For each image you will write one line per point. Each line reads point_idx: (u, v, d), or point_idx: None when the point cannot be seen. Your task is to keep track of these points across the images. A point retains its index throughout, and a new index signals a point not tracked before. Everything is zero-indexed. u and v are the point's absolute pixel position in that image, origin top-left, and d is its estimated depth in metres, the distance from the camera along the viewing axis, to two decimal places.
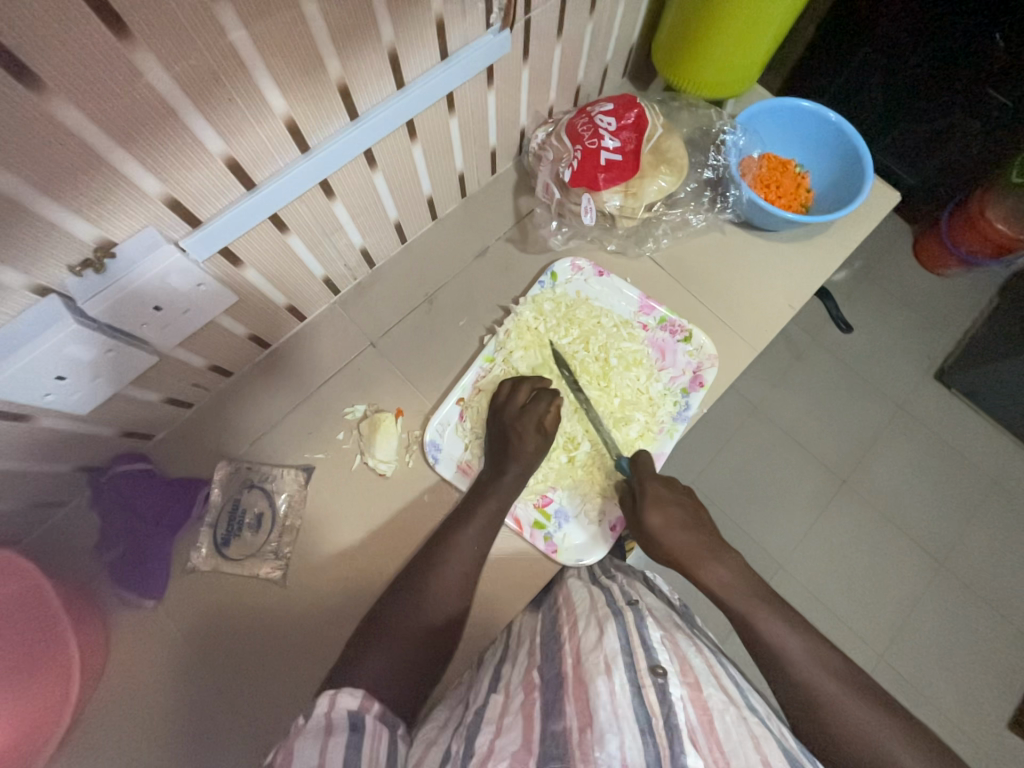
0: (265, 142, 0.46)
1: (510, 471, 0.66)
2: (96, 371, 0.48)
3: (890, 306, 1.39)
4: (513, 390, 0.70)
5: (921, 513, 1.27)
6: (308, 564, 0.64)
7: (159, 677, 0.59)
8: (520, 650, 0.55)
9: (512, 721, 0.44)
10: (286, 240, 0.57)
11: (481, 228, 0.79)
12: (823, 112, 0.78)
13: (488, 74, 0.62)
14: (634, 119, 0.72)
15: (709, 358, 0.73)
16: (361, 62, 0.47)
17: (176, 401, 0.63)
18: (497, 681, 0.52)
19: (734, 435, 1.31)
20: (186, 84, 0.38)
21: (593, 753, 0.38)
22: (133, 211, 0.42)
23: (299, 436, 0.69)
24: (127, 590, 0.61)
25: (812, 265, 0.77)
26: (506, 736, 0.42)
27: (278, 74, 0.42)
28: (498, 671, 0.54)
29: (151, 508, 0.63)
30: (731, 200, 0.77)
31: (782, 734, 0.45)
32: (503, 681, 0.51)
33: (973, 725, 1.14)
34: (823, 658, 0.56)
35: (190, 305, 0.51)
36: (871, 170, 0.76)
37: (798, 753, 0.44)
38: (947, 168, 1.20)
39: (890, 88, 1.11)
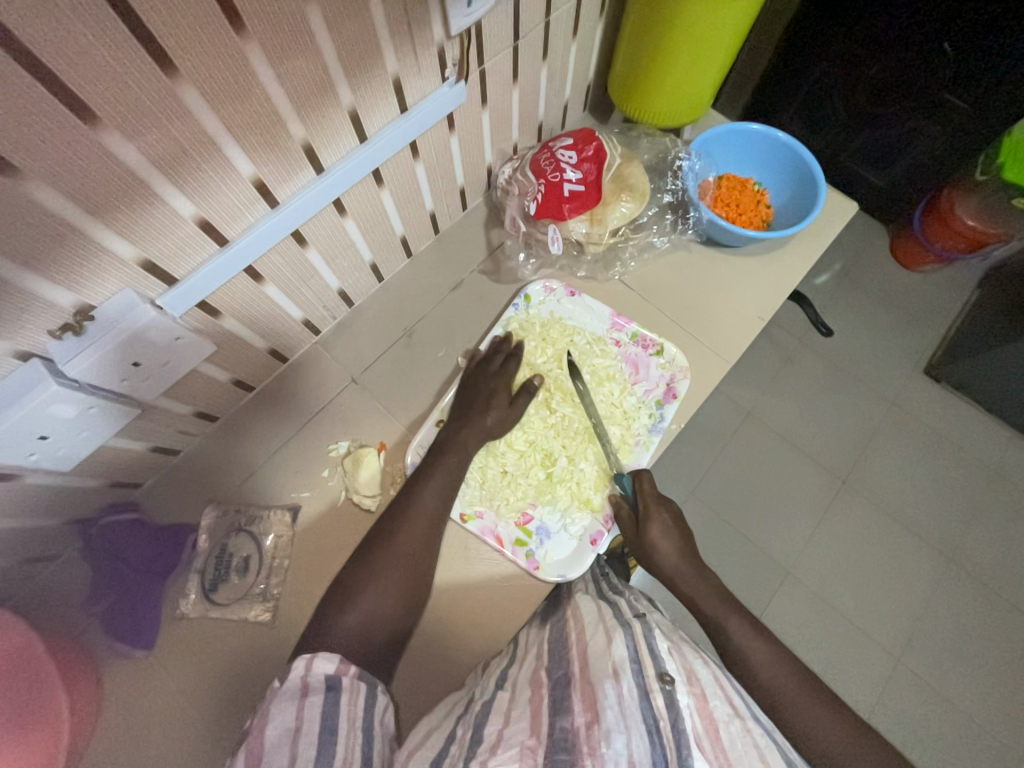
0: (235, 202, 0.49)
1: None
2: (81, 428, 0.50)
3: (871, 306, 1.41)
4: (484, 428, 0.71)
5: (922, 510, 1.26)
6: (298, 603, 0.65)
7: (149, 730, 0.59)
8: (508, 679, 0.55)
9: (520, 714, 0.44)
10: (262, 290, 0.59)
11: (455, 262, 0.82)
12: (773, 133, 0.82)
13: (449, 121, 0.65)
14: (593, 151, 0.75)
15: (682, 370, 0.75)
16: (323, 122, 0.51)
17: (162, 450, 0.65)
18: (505, 677, 0.52)
19: (728, 444, 1.31)
20: (154, 157, 0.41)
21: (600, 748, 0.39)
22: (110, 275, 0.44)
23: (285, 475, 0.70)
24: (118, 641, 0.61)
25: (776, 276, 0.79)
26: (513, 727, 0.43)
27: (242, 141, 0.45)
28: (507, 669, 0.54)
29: (143, 557, 0.64)
30: (692, 221, 0.80)
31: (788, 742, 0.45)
32: (511, 678, 0.51)
33: (997, 727, 1.11)
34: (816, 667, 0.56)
35: (170, 357, 0.53)
36: (824, 184, 0.79)
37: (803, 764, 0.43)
38: (913, 168, 1.24)
39: (848, 99, 1.16)
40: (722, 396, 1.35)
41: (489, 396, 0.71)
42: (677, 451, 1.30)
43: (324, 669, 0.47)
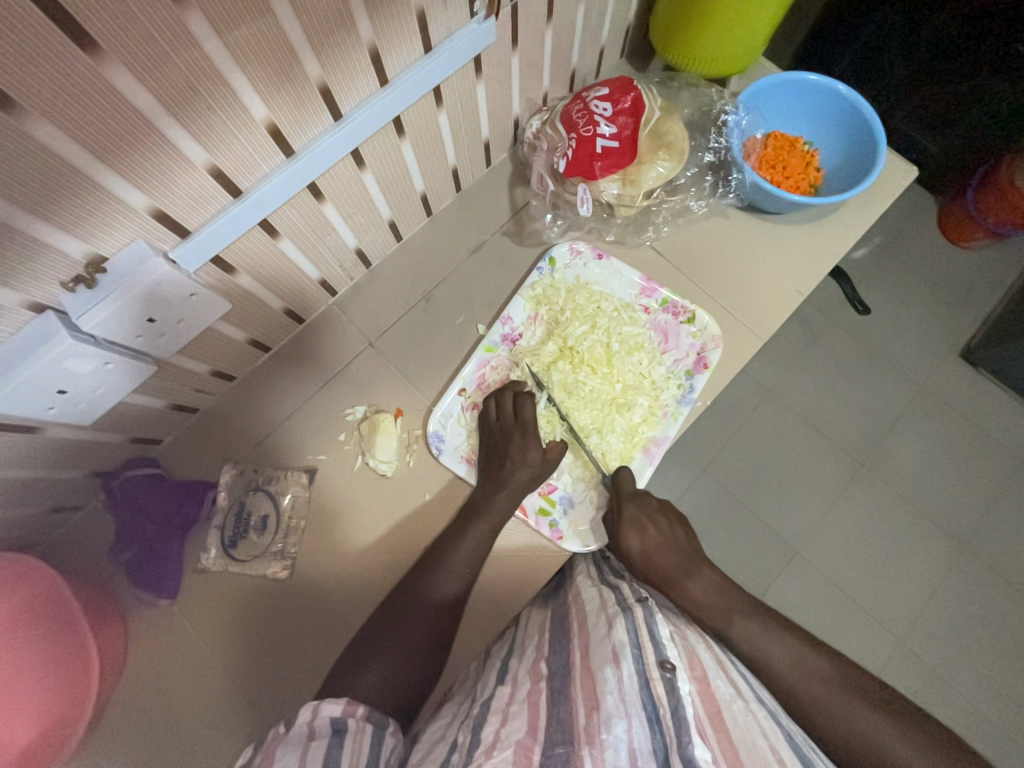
0: (248, 149, 0.46)
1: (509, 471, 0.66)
2: (99, 383, 0.50)
3: (911, 284, 1.33)
4: (503, 408, 0.70)
5: (943, 498, 1.23)
6: (314, 562, 0.66)
7: (176, 671, 0.62)
8: (514, 656, 0.55)
9: (518, 710, 0.43)
10: (277, 246, 0.57)
11: (477, 222, 0.78)
12: (832, 85, 0.74)
13: (476, 65, 0.60)
14: (630, 104, 0.70)
15: (714, 339, 0.72)
16: (340, 62, 0.46)
17: (180, 407, 0.64)
18: (505, 673, 0.52)
19: (747, 422, 1.28)
20: (162, 95, 0.38)
21: (599, 736, 0.39)
22: (120, 226, 0.42)
23: (301, 437, 0.70)
24: (144, 590, 0.63)
25: (820, 247, 0.74)
26: (511, 725, 0.41)
27: (255, 80, 0.42)
28: (507, 664, 0.54)
29: (162, 510, 0.65)
30: (734, 184, 0.74)
31: (792, 729, 0.45)
32: (512, 674, 0.51)
33: (996, 709, 1.12)
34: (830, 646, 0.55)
35: (185, 314, 0.52)
36: (885, 144, 0.72)
37: (807, 745, 0.44)
38: (976, 132, 1.13)
39: (910, 50, 1.05)
40: (746, 373, 1.31)
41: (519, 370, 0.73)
42: (695, 427, 1.27)
43: (331, 712, 0.46)
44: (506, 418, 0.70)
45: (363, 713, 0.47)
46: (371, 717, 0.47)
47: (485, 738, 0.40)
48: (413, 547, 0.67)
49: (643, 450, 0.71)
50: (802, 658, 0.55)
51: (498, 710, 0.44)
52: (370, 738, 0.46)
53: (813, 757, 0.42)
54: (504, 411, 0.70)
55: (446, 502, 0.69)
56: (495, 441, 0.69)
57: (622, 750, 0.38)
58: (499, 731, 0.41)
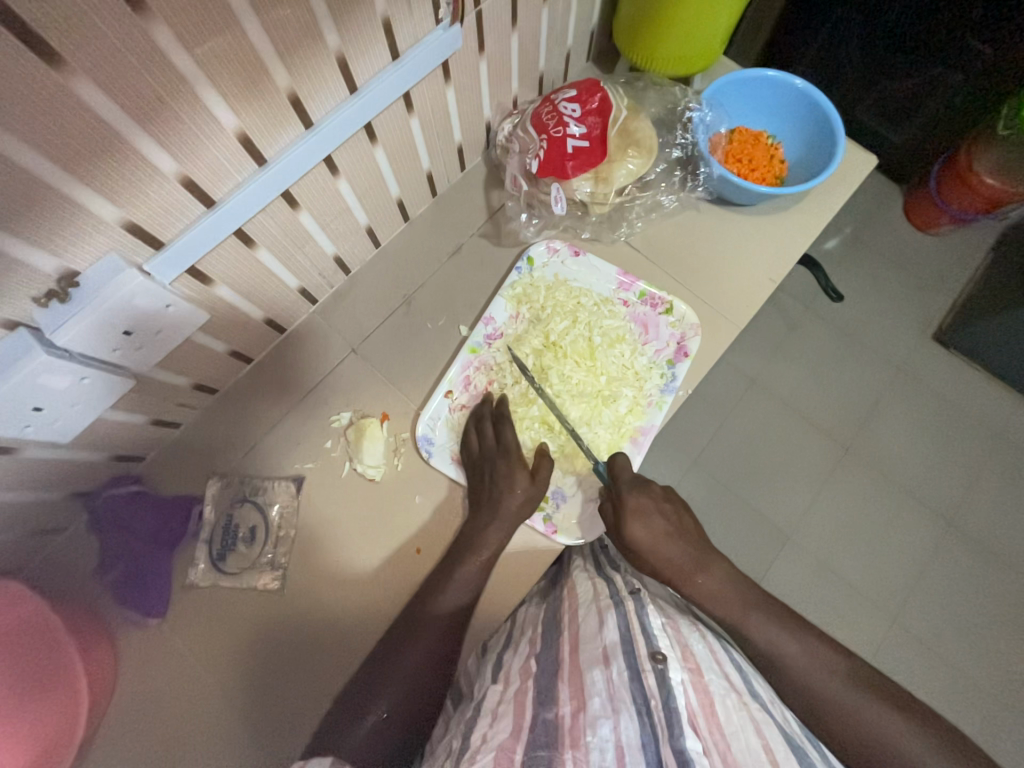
0: (220, 159, 0.46)
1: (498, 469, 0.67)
2: (76, 399, 0.49)
3: (881, 269, 1.37)
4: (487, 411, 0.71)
5: (925, 475, 1.26)
6: (306, 571, 0.65)
7: (167, 692, 0.61)
8: (509, 650, 0.56)
9: (505, 709, 0.45)
10: (255, 255, 0.57)
11: (454, 226, 0.78)
12: (790, 79, 0.76)
13: (445, 70, 0.61)
14: (598, 104, 0.71)
15: (692, 329, 0.73)
16: (309, 71, 0.47)
17: (162, 422, 0.64)
18: (499, 669, 0.53)
19: (732, 411, 1.30)
20: (130, 108, 0.38)
21: (584, 738, 0.39)
22: (93, 239, 0.42)
23: (288, 446, 0.70)
24: (134, 609, 0.62)
25: (789, 235, 0.76)
26: (499, 725, 0.43)
27: (225, 91, 0.42)
28: (501, 660, 0.55)
29: (149, 528, 0.65)
30: (702, 178, 0.76)
31: (785, 720, 0.46)
32: (504, 668, 0.52)
33: (986, 679, 1.14)
34: None
35: (162, 325, 0.51)
36: (843, 134, 0.74)
37: (801, 739, 0.45)
38: (931, 121, 1.18)
39: (865, 45, 1.09)
40: (728, 364, 1.33)
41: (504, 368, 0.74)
42: (681, 419, 1.29)
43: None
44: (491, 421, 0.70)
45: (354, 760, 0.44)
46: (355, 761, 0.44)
47: (472, 743, 0.41)
48: (405, 550, 0.67)
49: (630, 440, 0.72)
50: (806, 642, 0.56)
51: (489, 711, 0.46)
52: None
53: (806, 748, 0.43)
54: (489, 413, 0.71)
55: (436, 503, 0.69)
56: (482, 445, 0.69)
57: (608, 751, 0.38)
58: (486, 732, 0.42)
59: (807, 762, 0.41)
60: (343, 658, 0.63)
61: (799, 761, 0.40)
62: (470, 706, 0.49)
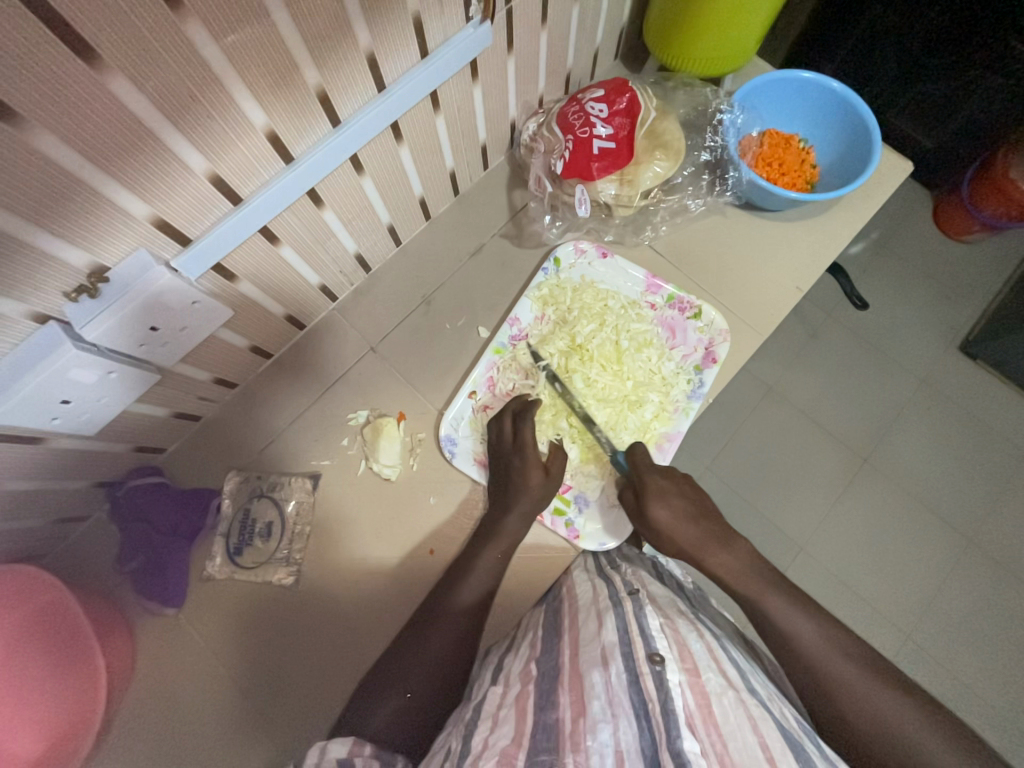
0: (248, 157, 0.46)
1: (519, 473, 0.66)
2: (102, 394, 0.49)
3: (909, 277, 1.34)
4: (502, 430, 0.69)
5: (947, 490, 1.23)
6: (319, 568, 0.66)
7: (180, 681, 0.62)
8: (509, 655, 0.56)
9: (507, 714, 0.44)
10: (279, 252, 0.57)
11: (476, 225, 0.78)
12: (826, 82, 0.74)
13: (473, 69, 0.60)
14: (626, 104, 0.70)
15: (721, 333, 0.72)
16: (339, 69, 0.47)
17: (183, 415, 0.64)
18: (498, 672, 0.53)
19: (749, 418, 1.28)
20: (161, 103, 0.38)
21: (584, 742, 0.39)
22: (123, 236, 0.42)
23: (305, 442, 0.70)
24: (150, 599, 0.63)
25: (820, 242, 0.74)
26: (500, 731, 0.42)
27: (255, 89, 0.42)
28: (499, 662, 0.55)
29: (167, 519, 0.65)
30: (731, 183, 0.74)
31: (784, 713, 0.45)
32: (503, 672, 0.52)
33: (1005, 702, 1.12)
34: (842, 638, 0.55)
35: (187, 322, 0.52)
36: (880, 139, 0.72)
37: (797, 729, 0.43)
38: (969, 125, 1.14)
39: (903, 45, 1.06)
40: (747, 369, 1.31)
41: (526, 371, 0.73)
42: (697, 425, 1.27)
43: (336, 756, 0.43)
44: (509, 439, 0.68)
45: (370, 752, 0.44)
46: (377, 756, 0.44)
47: (473, 747, 0.40)
48: (418, 550, 0.67)
49: (656, 447, 0.71)
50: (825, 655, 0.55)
51: (488, 715, 0.45)
52: None
53: (804, 743, 0.41)
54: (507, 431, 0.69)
55: (450, 504, 0.69)
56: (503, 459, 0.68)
57: (608, 754, 0.38)
58: (488, 738, 0.41)
59: (806, 759, 0.39)
60: (354, 655, 0.63)
61: (797, 759, 0.39)
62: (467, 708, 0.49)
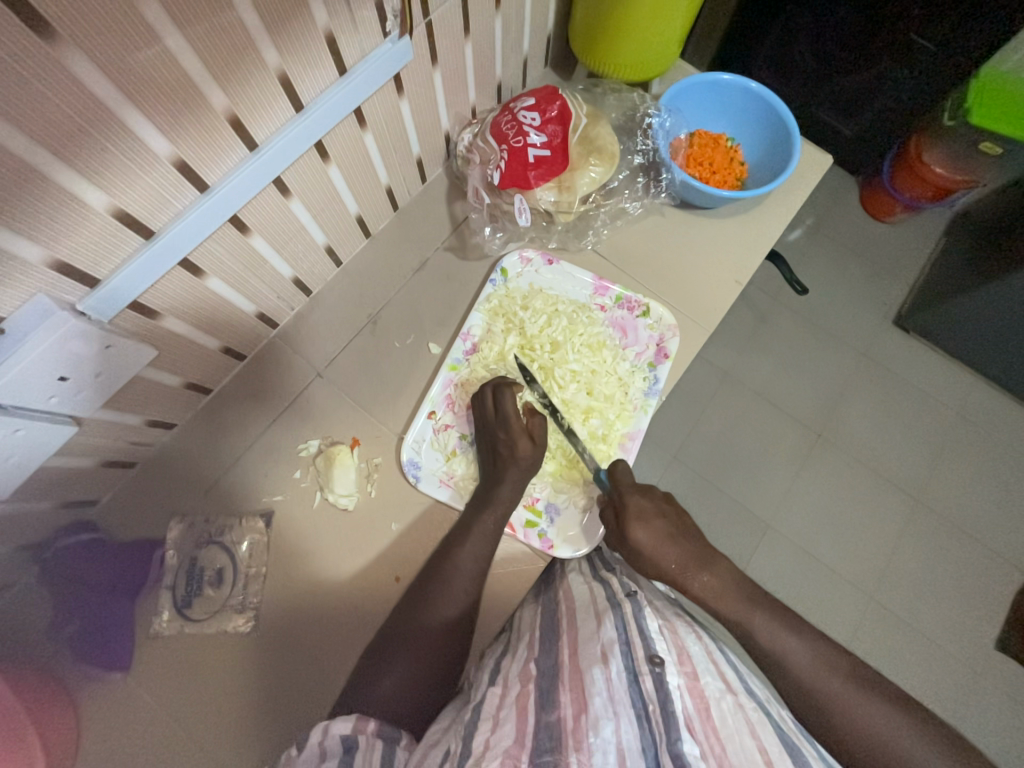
0: (157, 189, 0.43)
1: (500, 479, 0.66)
2: (9, 452, 0.45)
3: (843, 260, 1.41)
4: (486, 401, 0.69)
5: (893, 457, 1.31)
6: (280, 609, 0.63)
7: (130, 754, 0.57)
8: (508, 655, 0.55)
9: (508, 714, 0.43)
10: (205, 284, 0.54)
11: (418, 240, 0.76)
12: (745, 83, 0.77)
13: (397, 83, 0.59)
14: (557, 112, 0.71)
15: (670, 329, 0.73)
16: (249, 91, 0.45)
17: (116, 463, 0.60)
18: (497, 673, 0.52)
19: (708, 406, 1.32)
20: (47, 140, 0.35)
21: (587, 739, 0.39)
22: (17, 283, 0.39)
23: (254, 478, 0.67)
24: (95, 665, 0.58)
25: (753, 236, 0.77)
26: (502, 731, 0.41)
27: (155, 117, 0.40)
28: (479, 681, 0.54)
29: (106, 578, 0.61)
30: (665, 184, 0.76)
31: (782, 717, 0.46)
32: (502, 673, 0.51)
33: (961, 651, 1.19)
34: None
35: (104, 366, 0.48)
36: (799, 134, 0.76)
37: (797, 736, 0.44)
38: (883, 116, 1.22)
39: (817, 42, 1.13)
40: (702, 360, 1.35)
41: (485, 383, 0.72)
42: (658, 418, 1.30)
43: (341, 731, 0.46)
44: (493, 412, 0.68)
45: (373, 728, 0.47)
46: (381, 731, 0.47)
47: (475, 748, 0.40)
48: (383, 579, 0.65)
49: (619, 447, 0.71)
50: (789, 638, 0.56)
51: (488, 716, 0.44)
52: (383, 752, 0.45)
53: (800, 745, 0.42)
54: (490, 401, 0.68)
55: (415, 528, 0.67)
56: (493, 440, 0.67)
57: (610, 752, 0.38)
58: (490, 739, 0.40)
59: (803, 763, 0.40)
60: (325, 696, 0.60)
61: (794, 761, 0.40)
62: (467, 708, 0.47)
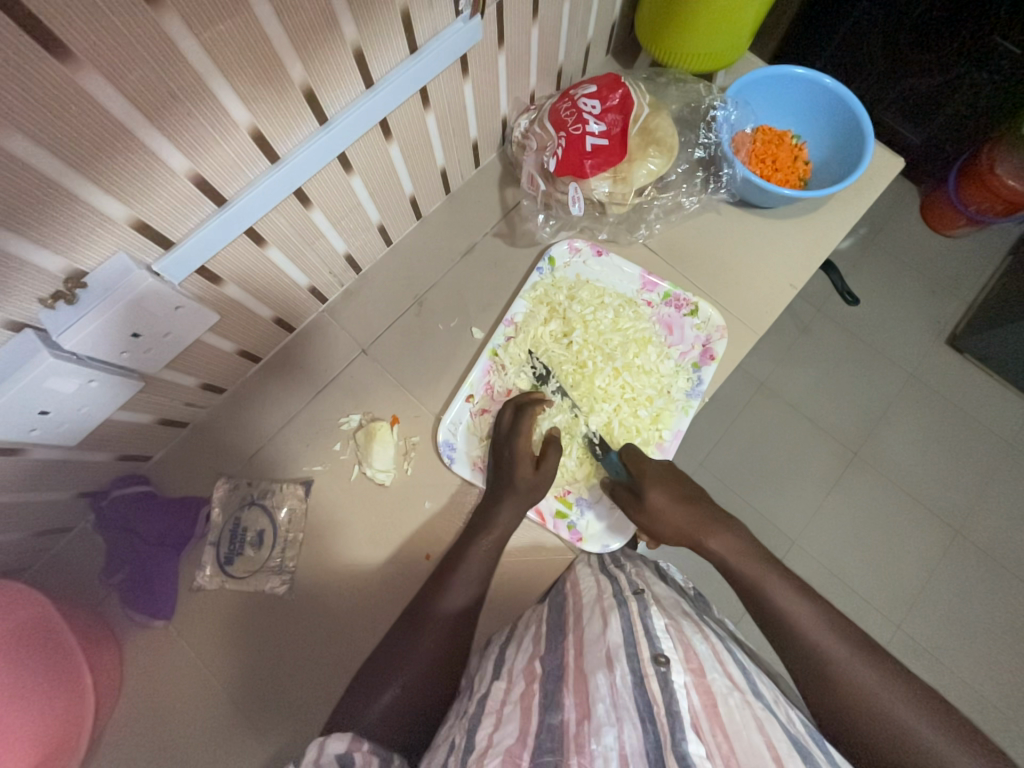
0: (232, 157, 0.45)
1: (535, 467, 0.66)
2: (81, 402, 0.48)
3: (897, 273, 1.34)
4: (500, 418, 0.69)
5: (936, 482, 1.25)
6: (313, 575, 0.64)
7: (167, 696, 0.60)
8: (512, 649, 0.55)
9: (512, 711, 0.44)
10: (265, 253, 0.55)
11: (468, 225, 0.77)
12: (819, 78, 0.74)
13: (463, 64, 0.59)
14: (619, 100, 0.69)
15: (718, 330, 0.71)
16: (325, 64, 0.45)
17: (170, 421, 0.62)
18: (501, 667, 0.52)
19: (742, 413, 1.28)
20: (141, 104, 0.36)
21: (588, 745, 0.38)
22: (102, 240, 0.41)
23: (294, 447, 0.69)
24: (139, 611, 0.62)
25: (813, 238, 0.74)
26: (505, 729, 0.41)
27: (239, 86, 0.41)
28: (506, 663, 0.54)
29: (154, 529, 0.63)
30: (725, 179, 0.73)
31: (792, 719, 0.43)
32: (506, 668, 0.52)
33: (993, 690, 1.13)
34: (845, 634, 0.54)
35: (172, 327, 0.50)
36: (872, 134, 0.72)
37: (809, 739, 0.41)
38: (955, 123, 1.15)
39: (890, 43, 1.07)
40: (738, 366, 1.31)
41: (526, 371, 0.71)
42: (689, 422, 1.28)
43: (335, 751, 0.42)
44: (503, 429, 0.68)
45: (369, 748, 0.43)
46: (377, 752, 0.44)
47: (478, 745, 0.40)
48: (413, 555, 0.66)
49: (657, 445, 0.71)
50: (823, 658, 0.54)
51: (492, 712, 0.44)
52: None
53: (810, 745, 0.40)
54: (503, 419, 0.68)
55: (447, 509, 0.68)
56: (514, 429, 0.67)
57: (612, 757, 0.37)
58: (491, 735, 0.41)
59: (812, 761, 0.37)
60: (348, 662, 0.62)
61: (805, 761, 0.37)
62: (473, 702, 0.48)
